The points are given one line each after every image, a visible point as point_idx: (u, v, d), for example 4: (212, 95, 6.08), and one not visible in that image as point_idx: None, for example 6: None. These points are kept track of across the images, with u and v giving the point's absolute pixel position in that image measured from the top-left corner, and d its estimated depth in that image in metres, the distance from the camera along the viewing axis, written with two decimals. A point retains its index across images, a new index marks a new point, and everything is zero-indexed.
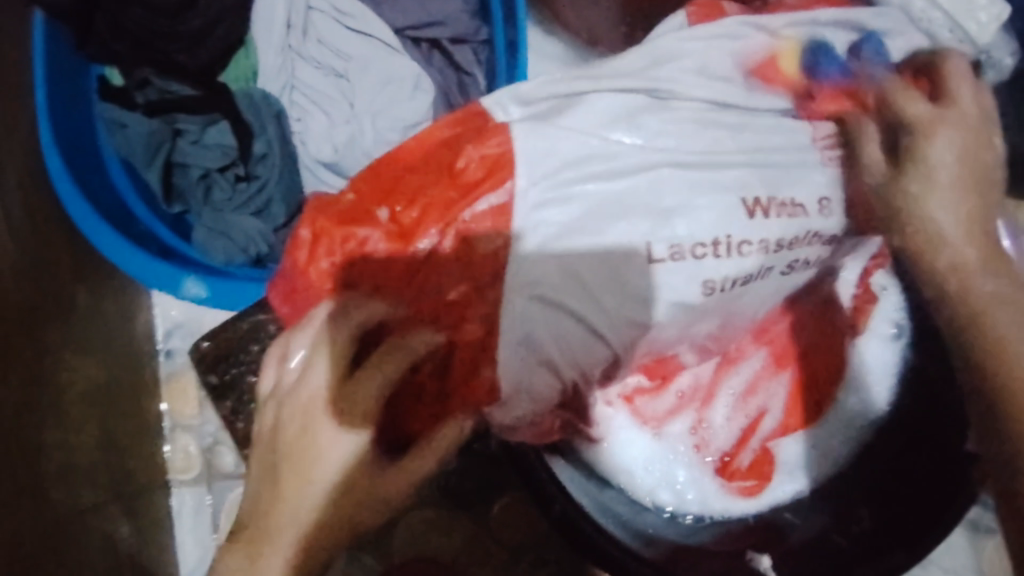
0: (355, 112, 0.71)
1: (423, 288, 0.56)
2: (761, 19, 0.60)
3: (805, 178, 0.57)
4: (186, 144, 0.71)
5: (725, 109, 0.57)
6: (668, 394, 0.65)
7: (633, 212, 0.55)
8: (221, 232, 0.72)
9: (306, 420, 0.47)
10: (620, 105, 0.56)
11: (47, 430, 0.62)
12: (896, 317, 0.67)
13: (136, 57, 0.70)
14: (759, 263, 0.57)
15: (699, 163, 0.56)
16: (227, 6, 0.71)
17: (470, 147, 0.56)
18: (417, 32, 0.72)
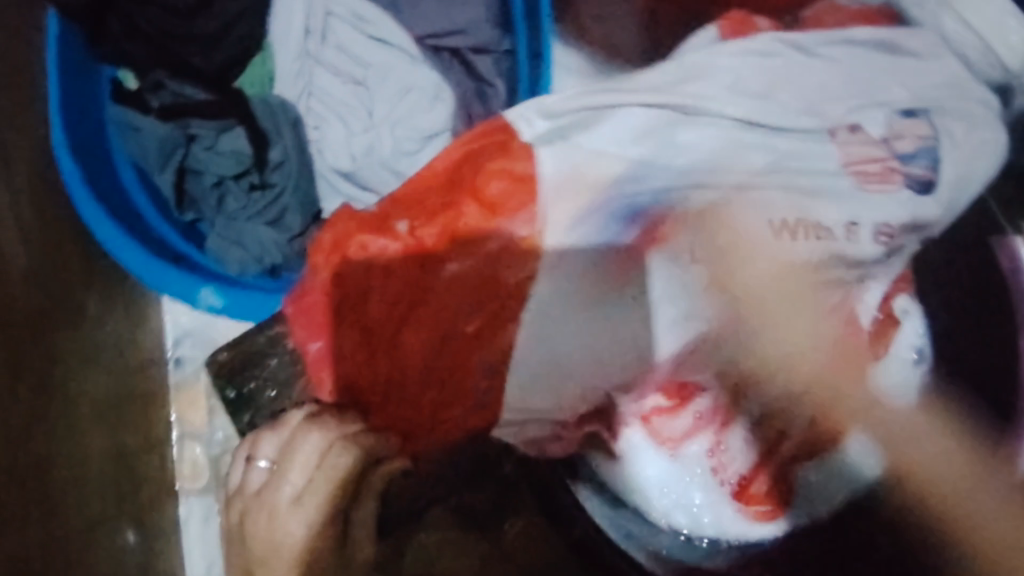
0: (374, 121, 0.71)
1: (435, 294, 0.66)
2: (795, 36, 0.65)
3: (827, 207, 0.62)
4: (200, 150, 0.69)
5: (747, 126, 0.63)
6: (685, 414, 0.66)
7: (643, 229, 0.65)
8: (234, 241, 0.71)
9: (272, 503, 0.56)
10: (643, 125, 0.64)
11: (59, 438, 0.61)
12: (920, 341, 0.65)
13: (150, 59, 0.69)
14: (789, 276, 0.64)
15: (713, 177, 0.64)
16: (244, 8, 0.70)
17: (490, 160, 0.66)
18: (436, 40, 0.73)
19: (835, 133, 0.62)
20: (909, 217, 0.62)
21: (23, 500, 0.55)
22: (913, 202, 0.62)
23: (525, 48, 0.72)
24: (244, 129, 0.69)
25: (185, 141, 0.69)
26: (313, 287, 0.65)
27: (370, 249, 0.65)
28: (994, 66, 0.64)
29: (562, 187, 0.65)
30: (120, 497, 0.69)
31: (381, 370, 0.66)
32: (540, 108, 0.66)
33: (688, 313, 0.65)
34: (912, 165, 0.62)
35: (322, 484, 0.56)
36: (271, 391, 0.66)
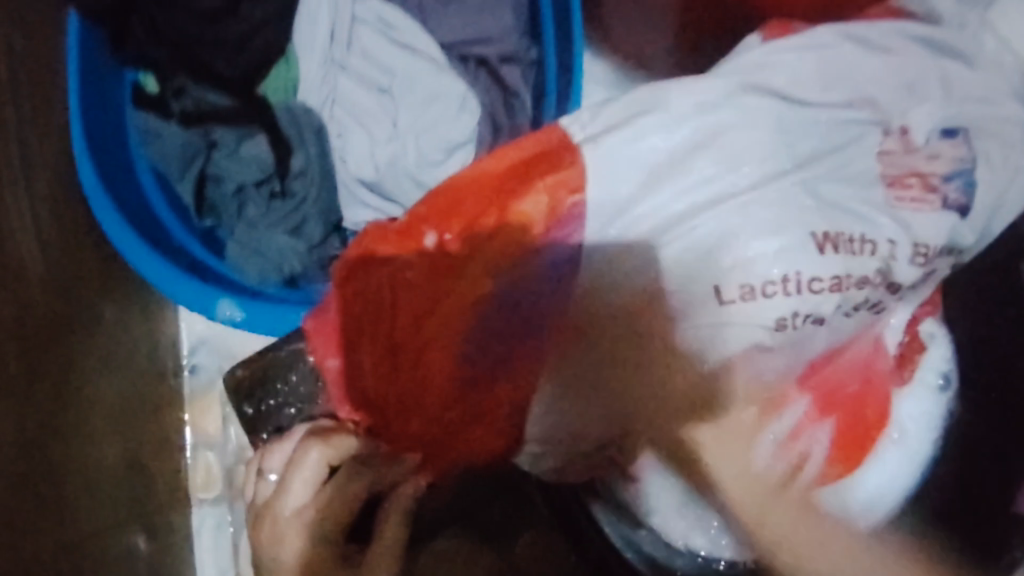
0: (398, 130, 0.70)
1: (476, 311, 0.64)
2: (858, 30, 0.63)
3: (884, 220, 0.58)
4: (221, 157, 0.70)
5: (801, 107, 0.61)
6: (711, 433, 0.63)
7: (693, 253, 0.60)
8: (255, 249, 0.69)
9: (274, 511, 0.54)
10: (677, 138, 0.61)
11: (72, 446, 0.61)
12: (943, 367, 0.68)
13: (174, 64, 0.68)
14: (819, 302, 0.59)
15: (782, 174, 0.59)
16: (269, 11, 0.68)
17: (544, 175, 0.62)
18: (464, 48, 0.72)
19: (886, 134, 0.60)
20: (944, 240, 0.60)
21: (32, 511, 0.54)
22: (943, 221, 0.59)
23: (553, 55, 0.70)
24: (265, 134, 0.70)
25: (205, 149, 0.70)
26: (348, 290, 0.65)
27: (395, 263, 0.64)
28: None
29: (613, 199, 0.62)
30: (135, 504, 0.68)
31: (400, 386, 0.65)
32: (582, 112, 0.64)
33: (707, 341, 0.60)
34: (949, 186, 0.60)
35: (326, 502, 0.55)
36: (290, 408, 0.64)
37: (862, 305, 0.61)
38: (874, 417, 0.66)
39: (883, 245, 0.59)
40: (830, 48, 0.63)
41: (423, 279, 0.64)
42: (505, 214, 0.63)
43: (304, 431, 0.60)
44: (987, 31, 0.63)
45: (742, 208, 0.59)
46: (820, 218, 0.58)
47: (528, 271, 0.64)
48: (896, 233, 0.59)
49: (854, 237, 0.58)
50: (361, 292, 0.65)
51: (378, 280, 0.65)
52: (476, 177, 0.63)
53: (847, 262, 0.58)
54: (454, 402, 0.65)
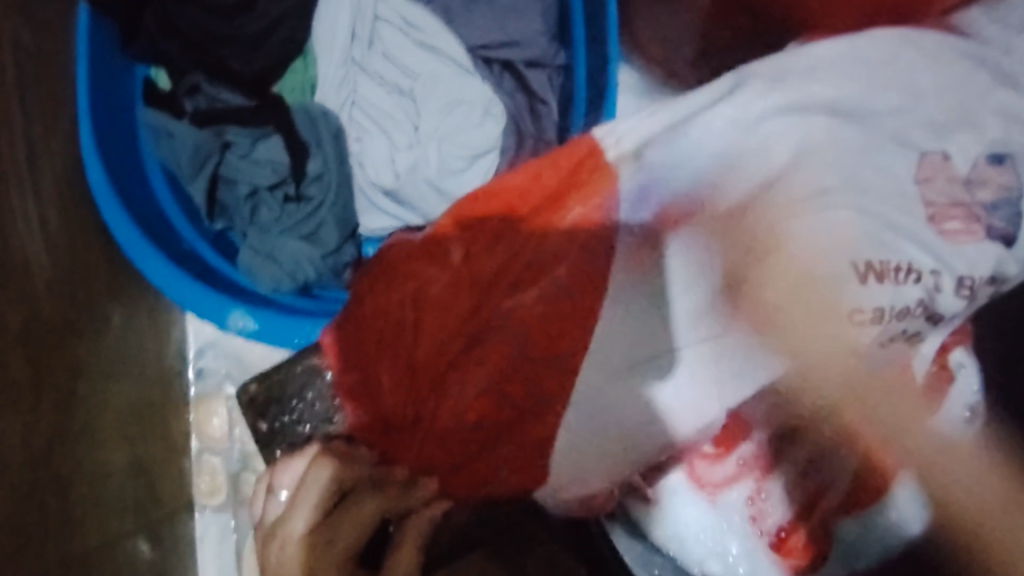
0: (419, 136, 0.67)
1: (506, 325, 0.62)
2: (914, 36, 0.60)
3: (921, 250, 0.56)
4: (235, 158, 0.67)
5: (848, 123, 0.58)
6: (729, 461, 0.63)
7: (739, 263, 0.59)
8: (267, 255, 0.66)
9: (283, 531, 0.51)
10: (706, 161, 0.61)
11: (79, 456, 0.58)
12: (972, 398, 0.64)
13: (187, 60, 0.66)
14: (859, 335, 0.57)
15: (823, 180, 0.58)
16: (289, 8, 0.66)
17: (578, 198, 0.62)
18: (489, 51, 0.69)
19: (925, 159, 0.57)
20: (990, 272, 0.57)
21: (42, 532, 0.53)
22: (989, 251, 0.56)
23: (583, 65, 0.67)
24: (281, 135, 0.66)
25: (219, 149, 0.66)
26: (366, 305, 0.63)
27: (418, 277, 0.63)
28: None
29: (652, 212, 0.61)
30: (141, 513, 0.66)
31: (422, 410, 0.62)
32: (620, 125, 0.63)
33: (740, 371, 0.59)
34: (995, 217, 0.56)
35: (330, 526, 0.51)
36: (305, 426, 0.61)
37: (898, 337, 0.58)
38: (900, 446, 0.63)
39: (927, 276, 0.56)
40: (893, 56, 0.59)
41: (450, 292, 0.62)
42: (539, 229, 0.63)
43: (317, 448, 0.56)
44: None
45: (803, 216, 0.58)
46: (869, 248, 0.56)
47: (567, 277, 0.62)
48: (938, 264, 0.56)
49: (891, 265, 0.56)
50: (382, 306, 0.63)
51: (399, 296, 0.63)
52: (505, 196, 0.63)
53: (892, 291, 0.56)
54: (481, 422, 0.61)
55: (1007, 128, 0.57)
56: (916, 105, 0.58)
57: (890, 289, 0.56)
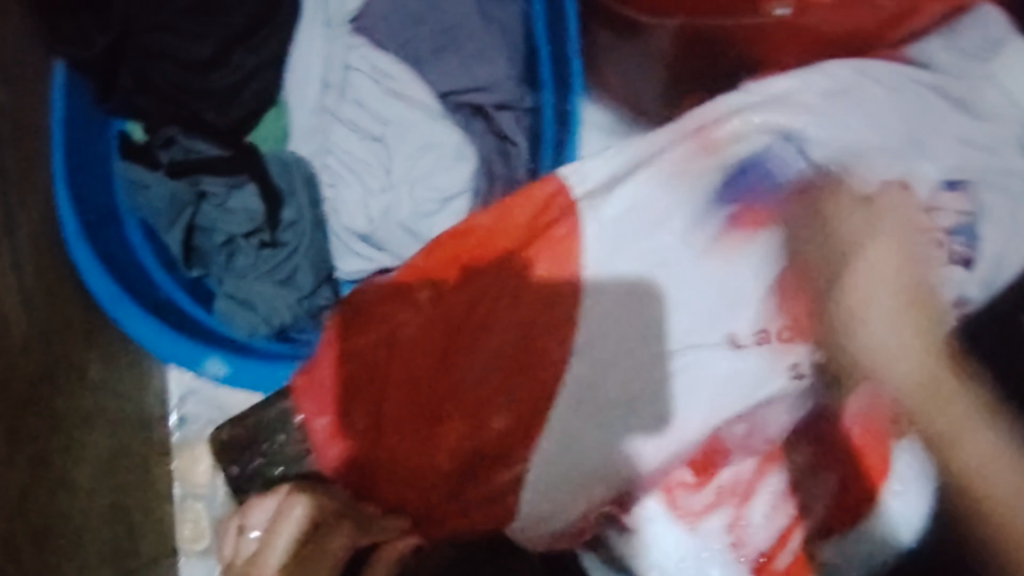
0: (391, 180, 0.69)
1: (477, 358, 0.61)
2: (870, 66, 0.61)
3: (877, 278, 0.57)
4: (211, 208, 0.68)
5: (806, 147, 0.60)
6: (707, 489, 0.57)
7: (695, 282, 0.59)
8: (243, 301, 0.68)
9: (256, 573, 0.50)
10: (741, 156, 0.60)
11: (58, 503, 0.59)
12: (940, 426, 0.55)
13: (162, 114, 0.67)
14: (824, 357, 0.57)
15: (775, 193, 0.59)
16: (262, 61, 0.68)
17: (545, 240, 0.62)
18: (459, 97, 0.70)
19: (886, 187, 0.59)
20: (954, 297, 0.57)
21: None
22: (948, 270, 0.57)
23: (552, 106, 0.69)
24: (256, 184, 0.67)
25: (193, 200, 0.68)
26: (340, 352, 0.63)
27: (392, 322, 0.63)
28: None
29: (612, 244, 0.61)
30: (122, 559, 0.66)
31: (385, 451, 0.61)
32: (588, 165, 0.63)
33: (725, 386, 0.58)
34: (955, 241, 0.58)
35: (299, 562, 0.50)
36: None
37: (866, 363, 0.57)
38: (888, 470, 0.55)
39: (886, 304, 0.57)
40: (852, 84, 0.61)
41: (419, 335, 0.62)
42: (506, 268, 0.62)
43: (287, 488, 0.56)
44: (984, 84, 0.61)
45: (761, 238, 0.59)
46: (827, 270, 0.58)
47: (533, 306, 0.61)
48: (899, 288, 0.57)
49: (848, 294, 0.57)
50: (354, 351, 0.63)
51: (370, 343, 0.63)
52: (473, 239, 0.63)
53: (858, 316, 0.57)
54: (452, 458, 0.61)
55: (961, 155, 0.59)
56: (876, 133, 0.60)
57: (844, 309, 0.57)
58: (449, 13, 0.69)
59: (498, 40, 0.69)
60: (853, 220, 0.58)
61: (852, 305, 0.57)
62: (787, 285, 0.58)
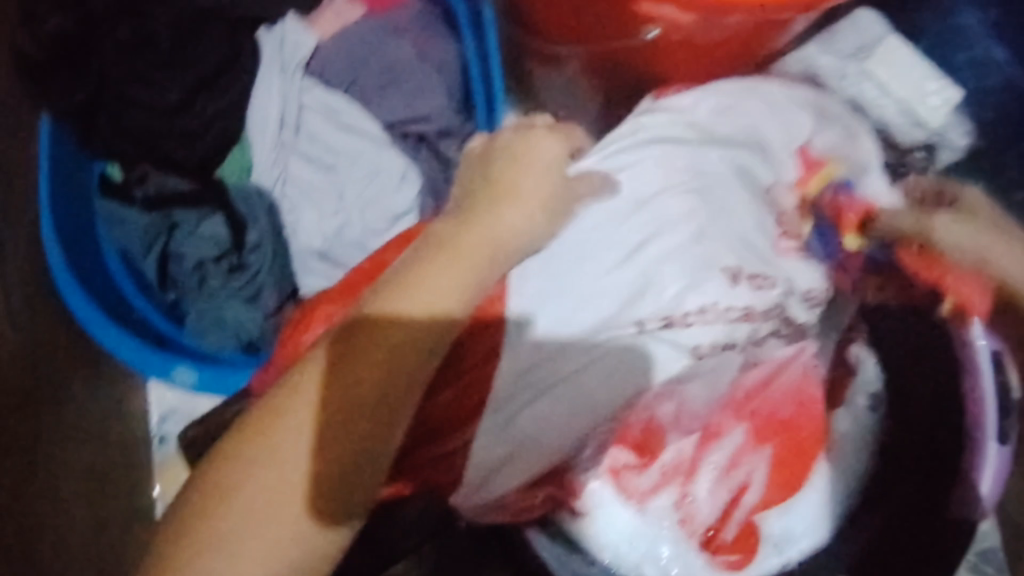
0: (344, 203, 0.75)
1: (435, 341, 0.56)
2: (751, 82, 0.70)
3: (776, 263, 0.63)
4: (182, 235, 0.75)
5: (707, 149, 0.64)
6: (652, 467, 0.54)
7: (611, 291, 0.59)
8: (213, 319, 0.74)
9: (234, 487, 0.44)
10: (788, 168, 0.68)
11: (43, 507, 0.64)
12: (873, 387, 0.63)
13: (136, 155, 0.75)
14: (733, 330, 0.59)
15: (677, 189, 0.62)
16: (224, 105, 0.76)
17: None
18: (405, 126, 0.78)
19: (774, 186, 0.66)
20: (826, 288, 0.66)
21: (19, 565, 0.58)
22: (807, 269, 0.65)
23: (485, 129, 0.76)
24: (221, 213, 0.75)
25: (166, 230, 0.76)
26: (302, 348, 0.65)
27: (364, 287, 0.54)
28: (914, 127, 0.71)
29: (531, 282, 0.59)
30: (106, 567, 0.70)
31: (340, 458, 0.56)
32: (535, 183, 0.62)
33: (636, 368, 0.57)
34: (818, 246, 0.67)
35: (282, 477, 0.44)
36: None
37: (772, 335, 0.61)
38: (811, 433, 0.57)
39: (779, 282, 0.62)
40: (736, 98, 0.68)
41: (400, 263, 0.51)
42: None
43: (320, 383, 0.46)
44: (863, 80, 0.71)
45: (661, 236, 0.60)
46: (728, 254, 0.60)
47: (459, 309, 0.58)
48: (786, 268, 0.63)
49: (742, 273, 0.60)
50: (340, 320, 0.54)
51: None
52: None
53: (756, 283, 0.60)
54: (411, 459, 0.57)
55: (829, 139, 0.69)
56: (754, 133, 0.67)
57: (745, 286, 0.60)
58: (392, 52, 0.77)
59: (435, 74, 0.77)
60: (748, 223, 0.62)
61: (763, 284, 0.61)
62: (694, 274, 0.59)
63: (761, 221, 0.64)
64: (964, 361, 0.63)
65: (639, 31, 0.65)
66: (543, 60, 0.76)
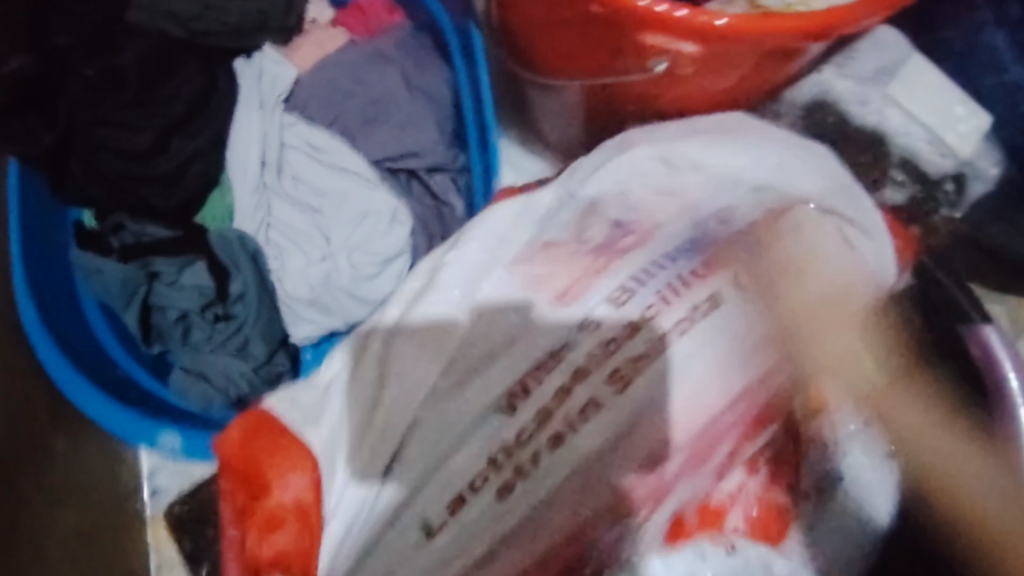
0: (330, 248, 0.72)
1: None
2: (708, 162, 0.60)
3: (606, 291, 0.55)
4: (162, 286, 0.71)
5: (588, 236, 0.59)
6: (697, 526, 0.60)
7: (433, 302, 0.55)
8: (201, 374, 0.72)
9: None
10: (704, 208, 0.59)
11: None
12: None
13: (111, 203, 0.70)
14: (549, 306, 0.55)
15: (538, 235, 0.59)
16: (202, 146, 0.70)
17: (259, 442, 0.53)
18: (394, 163, 0.75)
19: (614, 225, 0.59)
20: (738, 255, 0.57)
21: None
22: (648, 250, 0.57)
23: (478, 164, 0.72)
24: (205, 261, 0.71)
25: (146, 280, 0.71)
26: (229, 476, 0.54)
27: (277, 495, 0.52)
28: (943, 157, 0.65)
29: (468, 276, 0.56)
30: None
31: None
32: (472, 251, 0.57)
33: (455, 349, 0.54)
34: (677, 264, 0.56)
35: None
36: None
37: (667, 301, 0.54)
38: None
39: (592, 302, 0.55)
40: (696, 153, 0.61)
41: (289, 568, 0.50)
42: (266, 461, 0.52)
43: None
44: (890, 107, 0.64)
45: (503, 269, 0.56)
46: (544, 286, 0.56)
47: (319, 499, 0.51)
48: (687, 256, 0.57)
49: (714, 219, 0.59)
50: None
51: (273, 537, 0.51)
52: (246, 436, 0.53)
53: (620, 272, 0.56)
54: None
55: (778, 180, 0.60)
56: (663, 205, 0.60)
57: (731, 292, 0.56)
58: (378, 84, 0.74)
59: (425, 108, 0.74)
60: (741, 143, 0.61)
61: (614, 307, 0.54)
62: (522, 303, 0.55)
63: (713, 139, 0.61)
64: (999, 403, 0.58)
65: (647, 65, 0.58)
66: (539, 87, 0.71)
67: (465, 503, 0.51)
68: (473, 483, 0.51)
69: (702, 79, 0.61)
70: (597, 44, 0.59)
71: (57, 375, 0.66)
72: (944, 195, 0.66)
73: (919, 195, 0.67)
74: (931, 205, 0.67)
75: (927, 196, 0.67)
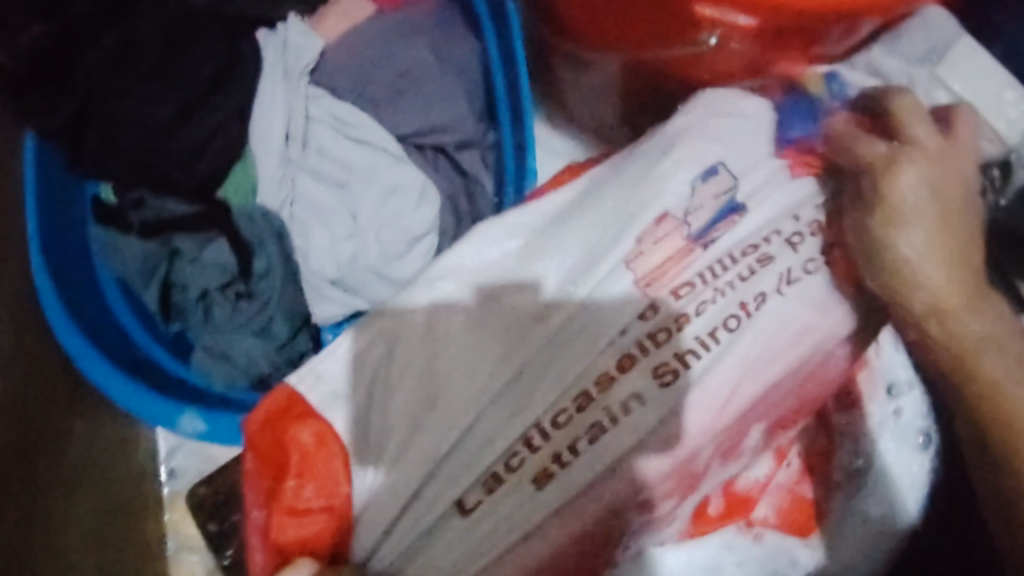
0: (357, 226, 0.70)
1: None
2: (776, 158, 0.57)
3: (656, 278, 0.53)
4: (184, 264, 0.69)
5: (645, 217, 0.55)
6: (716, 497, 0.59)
7: (470, 279, 0.55)
8: (223, 354, 0.70)
9: None
10: (763, 204, 0.56)
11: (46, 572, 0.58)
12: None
13: (130, 177, 0.68)
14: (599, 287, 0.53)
15: (573, 214, 0.56)
16: (225, 118, 0.68)
17: (285, 427, 0.52)
18: (420, 138, 0.73)
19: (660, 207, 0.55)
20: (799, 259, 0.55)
21: None
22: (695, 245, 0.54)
23: (509, 139, 0.71)
24: (226, 238, 0.69)
25: (167, 258, 0.70)
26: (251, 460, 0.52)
27: (302, 482, 0.50)
28: (991, 142, 0.64)
29: (503, 257, 0.55)
30: None
31: None
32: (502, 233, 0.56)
33: (491, 339, 0.53)
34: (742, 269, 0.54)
35: None
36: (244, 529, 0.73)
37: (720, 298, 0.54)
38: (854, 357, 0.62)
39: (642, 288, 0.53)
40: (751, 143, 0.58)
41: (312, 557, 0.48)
42: (294, 446, 0.51)
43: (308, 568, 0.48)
44: (936, 87, 0.63)
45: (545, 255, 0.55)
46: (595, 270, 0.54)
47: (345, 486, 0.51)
48: (729, 253, 0.54)
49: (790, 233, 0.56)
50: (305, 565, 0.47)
51: (296, 524, 0.50)
52: (273, 422, 0.52)
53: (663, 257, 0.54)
54: None
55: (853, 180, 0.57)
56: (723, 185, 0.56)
57: (766, 312, 0.54)
58: (406, 56, 0.72)
59: (454, 82, 0.73)
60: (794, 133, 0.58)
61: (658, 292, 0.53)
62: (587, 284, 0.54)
63: (753, 132, 0.58)
64: None
65: (698, 38, 0.56)
66: (572, 62, 0.70)
67: (502, 482, 0.51)
68: (509, 465, 0.51)
69: (754, 55, 0.58)
70: (644, 19, 0.57)
71: (75, 354, 0.64)
72: (991, 180, 0.64)
73: (966, 180, 0.65)
74: (977, 191, 0.65)
75: (974, 182, 0.65)
